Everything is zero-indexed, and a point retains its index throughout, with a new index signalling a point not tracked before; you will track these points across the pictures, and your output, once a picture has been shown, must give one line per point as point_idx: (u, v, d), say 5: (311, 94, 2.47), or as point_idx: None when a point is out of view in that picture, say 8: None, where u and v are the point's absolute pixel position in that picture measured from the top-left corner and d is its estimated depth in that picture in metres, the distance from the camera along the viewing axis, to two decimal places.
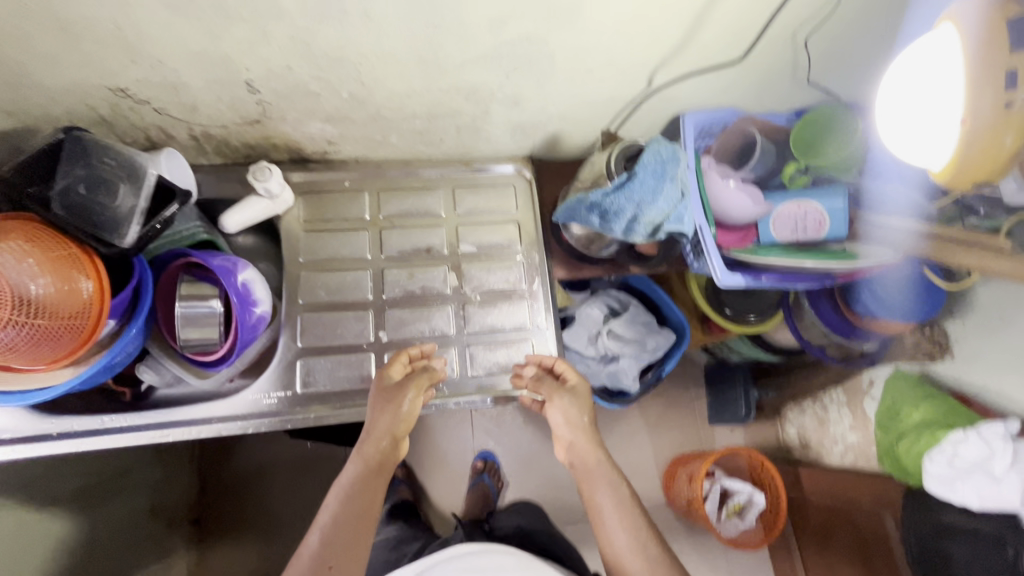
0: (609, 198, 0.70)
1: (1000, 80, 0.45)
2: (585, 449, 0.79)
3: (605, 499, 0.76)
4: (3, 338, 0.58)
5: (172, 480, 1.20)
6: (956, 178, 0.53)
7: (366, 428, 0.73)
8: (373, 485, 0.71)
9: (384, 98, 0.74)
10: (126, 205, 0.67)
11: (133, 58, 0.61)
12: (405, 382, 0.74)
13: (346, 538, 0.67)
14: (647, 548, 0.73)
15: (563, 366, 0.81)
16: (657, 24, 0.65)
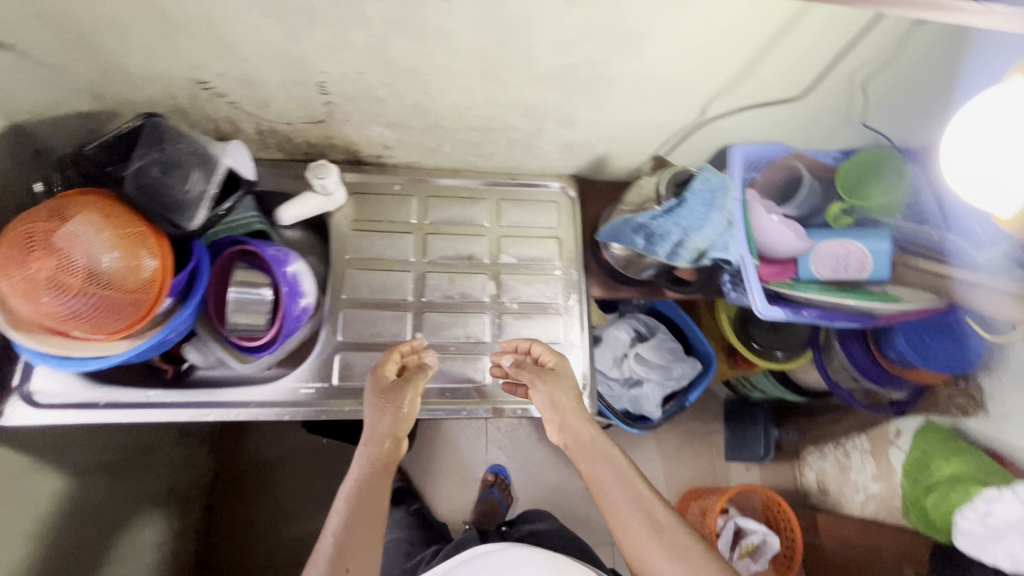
0: (657, 221, 0.71)
1: None
2: (577, 426, 0.75)
3: (602, 473, 0.71)
4: (72, 307, 0.62)
5: (192, 464, 1.21)
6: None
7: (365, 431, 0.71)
8: (376, 480, 0.67)
9: (445, 108, 0.77)
10: (196, 189, 0.70)
11: (218, 53, 0.64)
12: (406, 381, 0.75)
13: (358, 542, 0.61)
14: (655, 512, 0.67)
15: (538, 349, 0.80)
16: (719, 55, 0.67)
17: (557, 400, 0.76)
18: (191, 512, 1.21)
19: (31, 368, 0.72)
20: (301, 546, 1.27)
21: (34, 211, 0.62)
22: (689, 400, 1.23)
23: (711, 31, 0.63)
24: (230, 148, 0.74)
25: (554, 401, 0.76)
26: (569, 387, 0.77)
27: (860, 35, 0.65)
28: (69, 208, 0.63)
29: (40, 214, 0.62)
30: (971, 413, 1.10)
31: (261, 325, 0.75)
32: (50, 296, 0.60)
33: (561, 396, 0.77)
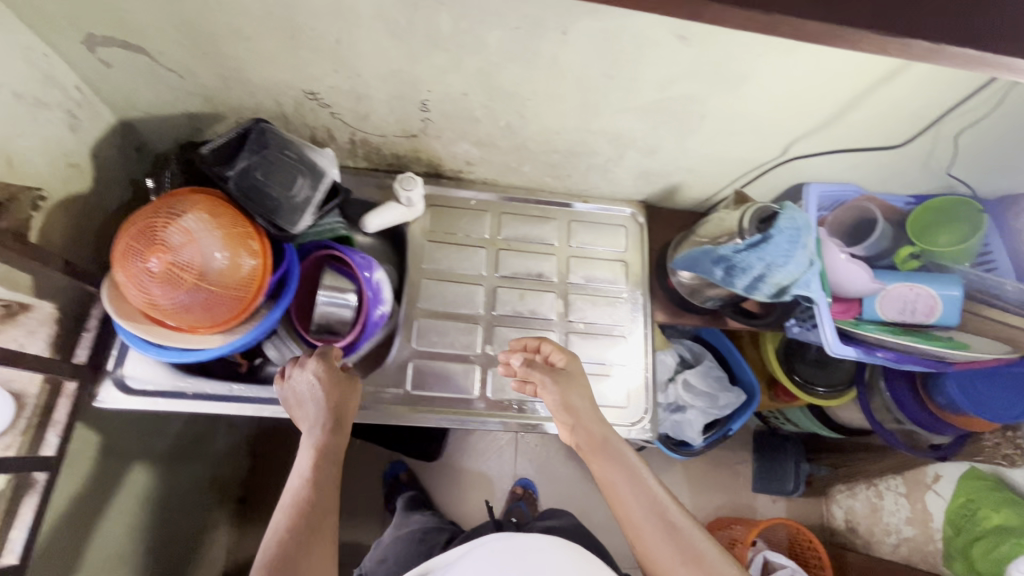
0: (740, 255, 0.72)
1: None
2: (592, 424, 0.76)
3: (616, 475, 0.73)
4: (181, 301, 0.64)
5: (230, 455, 1.23)
6: None
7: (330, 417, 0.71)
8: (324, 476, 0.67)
9: (535, 132, 0.79)
10: (301, 194, 0.74)
11: (336, 68, 0.67)
12: (334, 373, 0.73)
13: (303, 543, 0.61)
14: (671, 516, 0.71)
15: (548, 348, 0.79)
16: (815, 99, 0.69)
17: (570, 402, 0.77)
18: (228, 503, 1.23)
19: (124, 353, 0.75)
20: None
21: (152, 208, 0.66)
22: (732, 429, 1.23)
23: (813, 78, 0.65)
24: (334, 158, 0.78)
25: (568, 403, 0.76)
26: (581, 388, 0.78)
27: (960, 90, 0.66)
28: (181, 205, 0.66)
29: (158, 211, 0.65)
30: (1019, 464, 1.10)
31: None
32: (162, 290, 0.63)
33: (576, 397, 0.77)
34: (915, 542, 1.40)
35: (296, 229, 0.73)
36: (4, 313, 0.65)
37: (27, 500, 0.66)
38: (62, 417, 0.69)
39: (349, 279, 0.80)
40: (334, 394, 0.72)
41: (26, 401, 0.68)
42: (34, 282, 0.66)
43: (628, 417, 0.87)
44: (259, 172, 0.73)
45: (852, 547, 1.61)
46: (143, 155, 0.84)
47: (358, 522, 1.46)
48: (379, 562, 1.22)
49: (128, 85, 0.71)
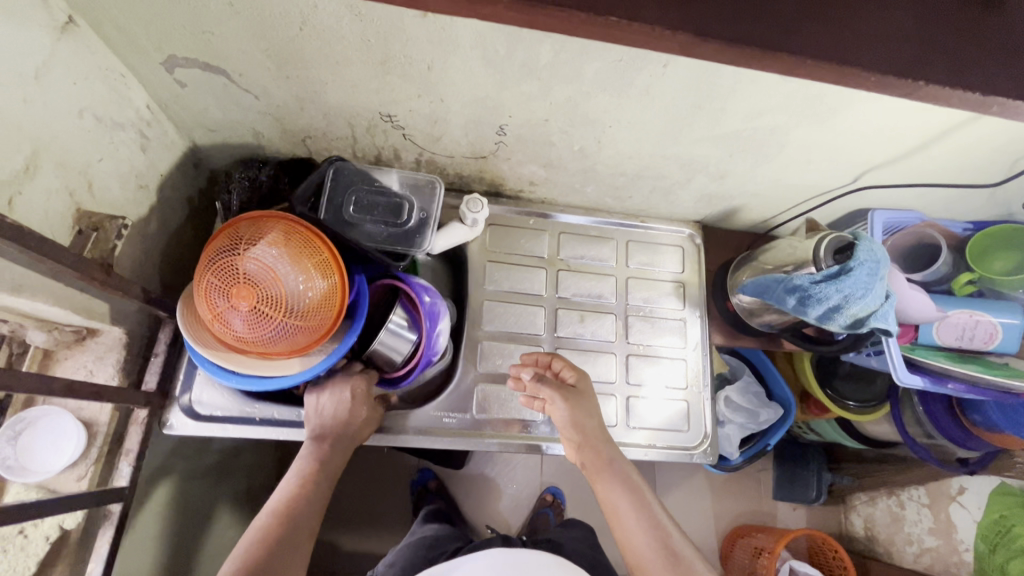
0: (817, 286, 0.72)
1: None
2: (595, 445, 0.76)
3: (619, 498, 0.73)
4: (274, 334, 0.65)
5: (265, 466, 1.22)
6: None
7: (328, 430, 0.72)
8: (315, 493, 0.68)
9: (607, 156, 0.78)
10: (414, 216, 0.80)
11: (420, 92, 0.66)
12: (350, 390, 0.73)
13: (272, 552, 0.60)
14: (670, 543, 0.70)
15: (559, 364, 0.77)
16: (899, 134, 0.68)
17: (578, 421, 0.75)
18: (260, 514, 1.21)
19: (190, 378, 0.74)
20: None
21: (227, 239, 0.65)
22: (768, 443, 1.25)
23: (904, 116, 0.64)
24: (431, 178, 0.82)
25: (576, 422, 0.75)
26: (592, 409, 0.77)
27: None
28: (248, 235, 0.66)
29: (234, 243, 0.65)
30: None
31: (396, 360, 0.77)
32: (251, 326, 0.63)
33: (581, 415, 0.75)
34: (938, 553, 1.43)
35: (427, 245, 0.79)
36: (75, 339, 0.66)
37: (102, 532, 0.65)
38: (133, 445, 0.68)
39: (410, 309, 0.78)
40: (349, 411, 0.73)
41: (97, 429, 0.67)
42: (108, 309, 0.65)
43: (688, 442, 0.87)
44: (364, 207, 0.78)
45: (872, 556, 1.64)
46: (200, 170, 0.82)
47: (386, 530, 1.46)
48: (387, 566, 1.19)
49: (200, 105, 0.70)
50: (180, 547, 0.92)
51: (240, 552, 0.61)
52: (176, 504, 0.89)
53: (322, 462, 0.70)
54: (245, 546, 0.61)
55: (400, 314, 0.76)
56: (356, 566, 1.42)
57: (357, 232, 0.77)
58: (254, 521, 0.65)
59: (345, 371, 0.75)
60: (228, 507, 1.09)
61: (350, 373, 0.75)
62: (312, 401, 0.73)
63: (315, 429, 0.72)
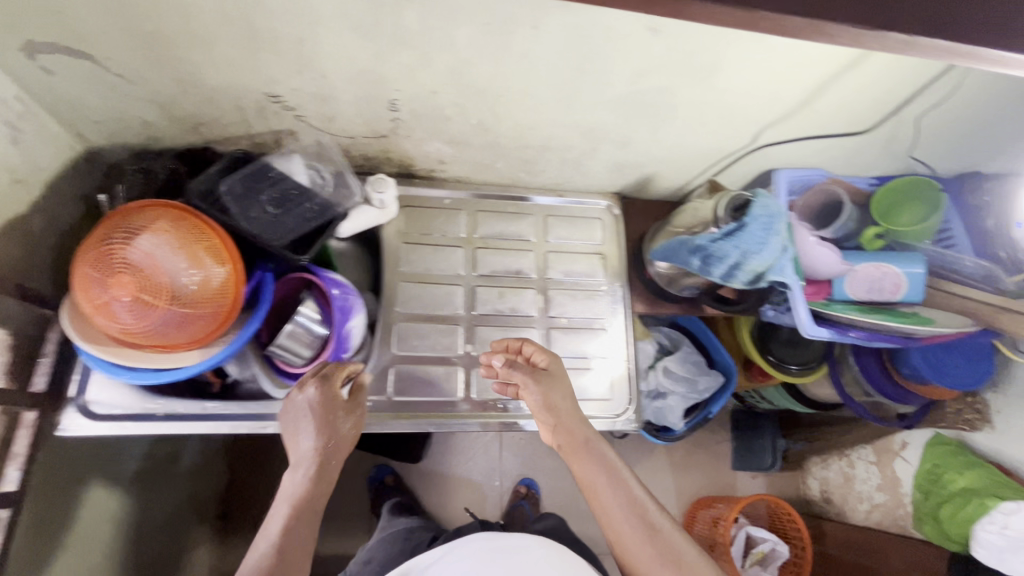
0: (716, 244, 0.73)
1: None
2: (571, 426, 0.75)
3: (598, 476, 0.72)
4: (158, 324, 0.63)
5: (212, 470, 1.21)
6: None
7: (306, 453, 0.67)
8: (296, 533, 0.61)
9: (509, 127, 0.78)
10: (328, 181, 0.79)
11: (299, 69, 0.65)
12: (320, 401, 0.69)
13: None
14: (648, 516, 0.69)
15: (529, 348, 0.78)
16: (783, 88, 0.69)
17: (552, 402, 0.76)
18: (208, 523, 1.20)
19: (86, 378, 0.73)
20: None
21: (108, 227, 0.63)
22: (711, 412, 1.27)
23: (780, 68, 0.65)
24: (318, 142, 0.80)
25: (550, 403, 0.75)
26: (565, 386, 0.77)
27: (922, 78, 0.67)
28: (141, 223, 0.63)
29: (113, 232, 0.62)
30: (978, 428, 1.20)
31: (301, 354, 0.75)
32: (134, 316, 0.61)
33: (557, 397, 0.76)
34: (886, 507, 1.47)
35: (366, 204, 0.82)
36: None
37: None
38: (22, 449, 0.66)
39: (319, 300, 0.76)
40: (326, 423, 0.68)
41: None
42: None
43: (611, 410, 0.88)
44: (276, 199, 0.74)
45: (830, 518, 1.67)
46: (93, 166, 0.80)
47: (344, 528, 1.44)
48: (363, 564, 1.17)
49: (76, 94, 0.67)
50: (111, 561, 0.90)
51: None
52: (102, 513, 0.86)
53: (304, 494, 0.64)
54: None
55: (312, 307, 0.74)
56: (316, 568, 1.40)
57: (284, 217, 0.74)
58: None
59: (313, 377, 0.70)
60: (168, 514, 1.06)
61: (319, 379, 0.71)
62: (289, 425, 0.69)
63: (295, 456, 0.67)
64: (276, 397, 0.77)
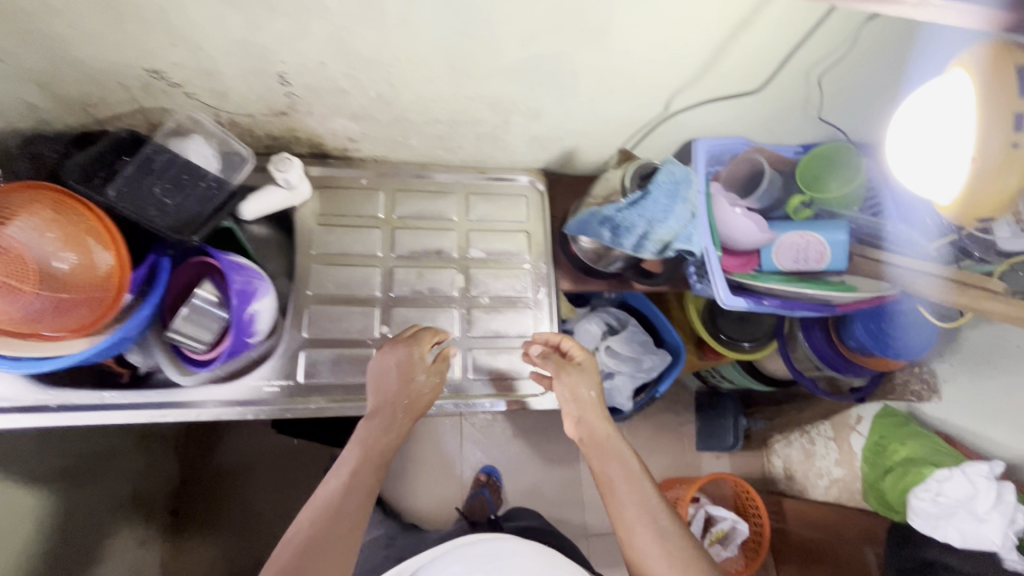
0: (622, 213, 0.72)
1: (1010, 122, 0.44)
2: (594, 422, 0.78)
3: (615, 473, 0.74)
4: (29, 310, 0.61)
5: (161, 469, 1.26)
6: (965, 211, 0.51)
7: (377, 407, 0.73)
8: (362, 482, 0.68)
9: (411, 101, 0.76)
10: (217, 154, 0.76)
11: (173, 41, 0.62)
12: (402, 361, 0.75)
13: (317, 544, 0.62)
14: (659, 521, 0.70)
15: (567, 343, 0.82)
16: (682, 50, 0.68)
17: (578, 393, 0.79)
18: (159, 519, 1.25)
19: None
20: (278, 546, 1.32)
21: None
22: (658, 391, 1.26)
23: (672, 27, 0.64)
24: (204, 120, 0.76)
25: (575, 393, 0.79)
26: (596, 387, 0.80)
27: (821, 34, 0.66)
28: (11, 203, 0.59)
29: None
30: (925, 399, 1.19)
31: (203, 341, 0.73)
32: (4, 301, 0.59)
33: (583, 390, 0.79)
34: (844, 482, 1.46)
35: (253, 159, 0.79)
36: None
37: None
38: None
39: (219, 285, 0.73)
40: (403, 382, 0.74)
41: None
42: None
43: (535, 389, 0.86)
44: (168, 182, 0.71)
45: (791, 495, 1.67)
46: None
47: None
48: None
49: None
50: (44, 551, 0.92)
51: (289, 544, 0.62)
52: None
53: (377, 445, 0.71)
54: (290, 541, 0.62)
55: (210, 291, 0.72)
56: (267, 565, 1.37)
57: (182, 200, 0.72)
58: (304, 511, 0.66)
59: (400, 340, 0.76)
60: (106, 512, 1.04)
61: (401, 341, 0.76)
62: (372, 376, 0.76)
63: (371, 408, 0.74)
64: (184, 385, 0.75)
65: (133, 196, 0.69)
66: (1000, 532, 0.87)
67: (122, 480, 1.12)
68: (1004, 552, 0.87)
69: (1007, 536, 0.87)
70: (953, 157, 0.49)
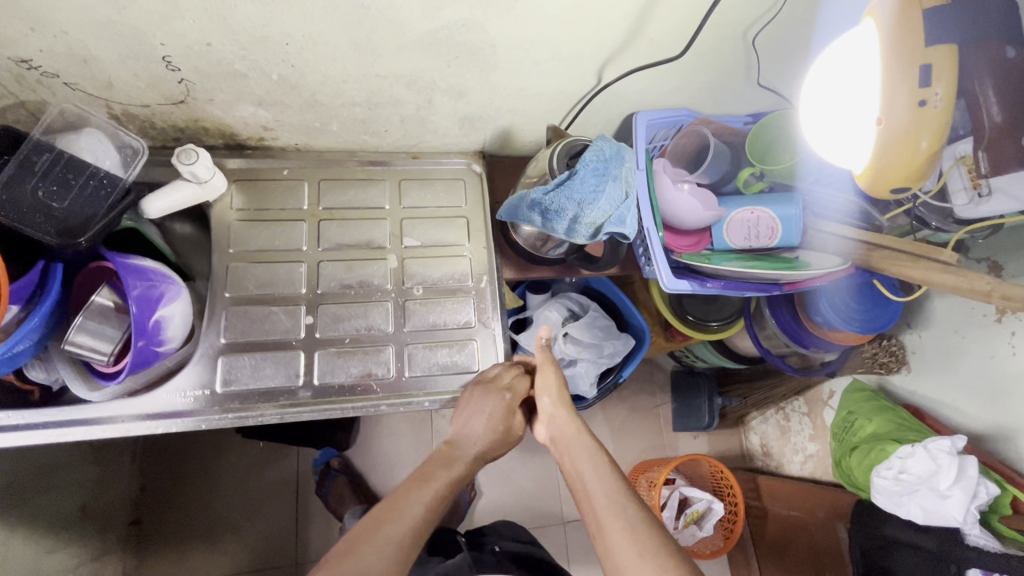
0: (549, 196, 0.66)
1: (916, 76, 0.44)
2: (565, 422, 0.79)
3: (585, 468, 0.72)
4: None
5: (114, 479, 1.16)
6: (877, 181, 0.50)
7: (462, 436, 0.78)
8: (424, 500, 0.69)
9: (318, 82, 0.70)
10: (110, 150, 0.70)
11: (32, 26, 0.56)
12: (495, 409, 0.76)
13: (374, 541, 0.63)
14: (625, 510, 0.66)
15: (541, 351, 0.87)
16: (605, 13, 0.62)
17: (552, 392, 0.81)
18: (118, 530, 1.17)
19: None
20: (253, 553, 1.25)
21: None
22: (623, 375, 1.22)
23: None
24: (97, 111, 0.70)
25: (546, 389, 0.81)
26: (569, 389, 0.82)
27: None
28: None
29: None
30: (893, 371, 1.15)
31: (105, 352, 0.68)
32: None
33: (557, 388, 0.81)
34: (819, 457, 1.44)
35: (147, 152, 0.71)
36: None
37: None
38: None
39: (121, 292, 0.69)
40: (494, 423, 0.77)
41: None
42: None
43: None
44: (52, 184, 0.65)
45: (768, 471, 1.65)
46: None
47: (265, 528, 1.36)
48: None
49: None
50: None
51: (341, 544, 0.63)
52: None
53: (451, 475, 0.74)
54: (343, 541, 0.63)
55: (109, 296, 0.69)
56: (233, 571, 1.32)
57: (69, 203, 0.65)
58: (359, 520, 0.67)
59: (492, 385, 0.77)
60: (50, 531, 0.98)
61: (489, 389, 0.77)
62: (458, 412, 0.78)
63: (454, 438, 0.78)
64: (94, 401, 0.70)
65: (16, 203, 0.62)
66: (963, 507, 0.85)
67: (69, 493, 1.02)
68: (966, 527, 0.86)
69: (969, 511, 0.85)
70: (862, 120, 0.48)
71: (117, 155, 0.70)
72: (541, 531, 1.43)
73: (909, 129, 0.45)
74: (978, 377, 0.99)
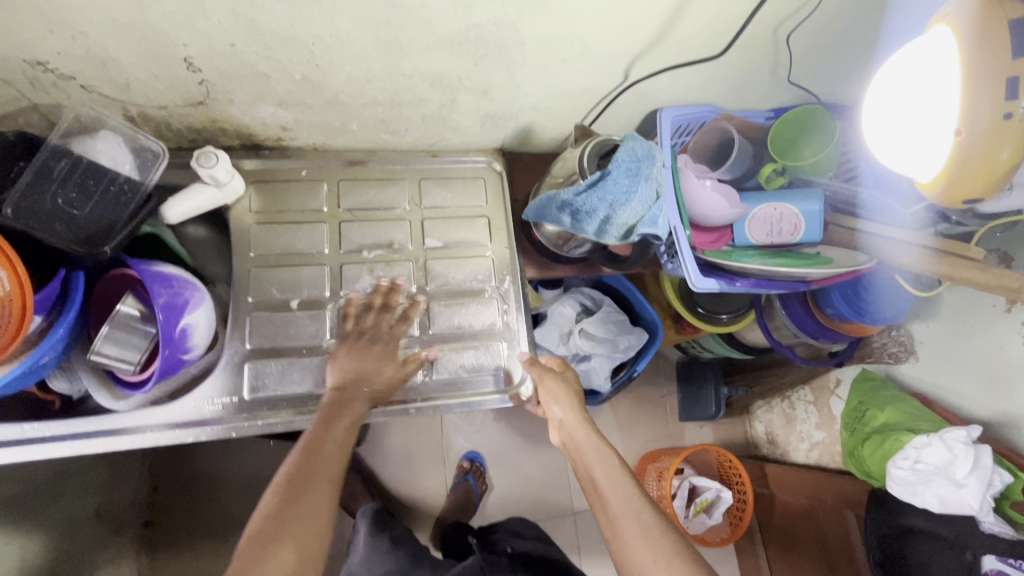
0: (580, 197, 0.66)
1: (1001, 88, 0.42)
2: (574, 425, 0.75)
3: (598, 473, 0.70)
4: None
5: (126, 481, 1.14)
6: (950, 190, 0.49)
7: (353, 381, 0.71)
8: (333, 446, 0.65)
9: (342, 82, 0.68)
10: (125, 153, 0.67)
11: (51, 28, 0.54)
12: (377, 353, 0.74)
13: (300, 498, 0.59)
14: (641, 516, 0.64)
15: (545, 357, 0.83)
16: (637, 11, 0.61)
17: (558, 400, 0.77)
18: (131, 532, 1.16)
19: None
20: None
21: None
22: (636, 369, 1.22)
23: None
24: (112, 112, 0.68)
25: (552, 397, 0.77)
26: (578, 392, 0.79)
27: None
28: None
29: None
30: (902, 360, 1.17)
31: (131, 361, 0.67)
32: None
33: (563, 394, 0.77)
34: (825, 445, 1.47)
35: (168, 155, 0.69)
36: None
37: None
38: None
39: (145, 300, 0.68)
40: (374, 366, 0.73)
41: None
42: None
43: (501, 385, 0.80)
44: (74, 191, 0.63)
45: (774, 459, 1.67)
46: None
47: None
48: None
49: None
50: None
51: (265, 505, 0.59)
52: None
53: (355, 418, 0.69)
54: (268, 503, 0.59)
55: (134, 304, 0.67)
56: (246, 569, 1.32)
57: (96, 211, 0.63)
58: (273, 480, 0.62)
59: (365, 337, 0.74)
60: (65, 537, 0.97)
61: (357, 337, 0.74)
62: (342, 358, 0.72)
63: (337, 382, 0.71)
64: (119, 410, 0.68)
65: (40, 214, 0.60)
66: (978, 496, 0.87)
67: (82, 497, 1.01)
68: (981, 514, 0.88)
69: (984, 499, 0.88)
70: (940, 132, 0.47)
71: (133, 157, 0.68)
72: (553, 523, 1.44)
73: (989, 141, 0.44)
74: (989, 367, 1.00)
